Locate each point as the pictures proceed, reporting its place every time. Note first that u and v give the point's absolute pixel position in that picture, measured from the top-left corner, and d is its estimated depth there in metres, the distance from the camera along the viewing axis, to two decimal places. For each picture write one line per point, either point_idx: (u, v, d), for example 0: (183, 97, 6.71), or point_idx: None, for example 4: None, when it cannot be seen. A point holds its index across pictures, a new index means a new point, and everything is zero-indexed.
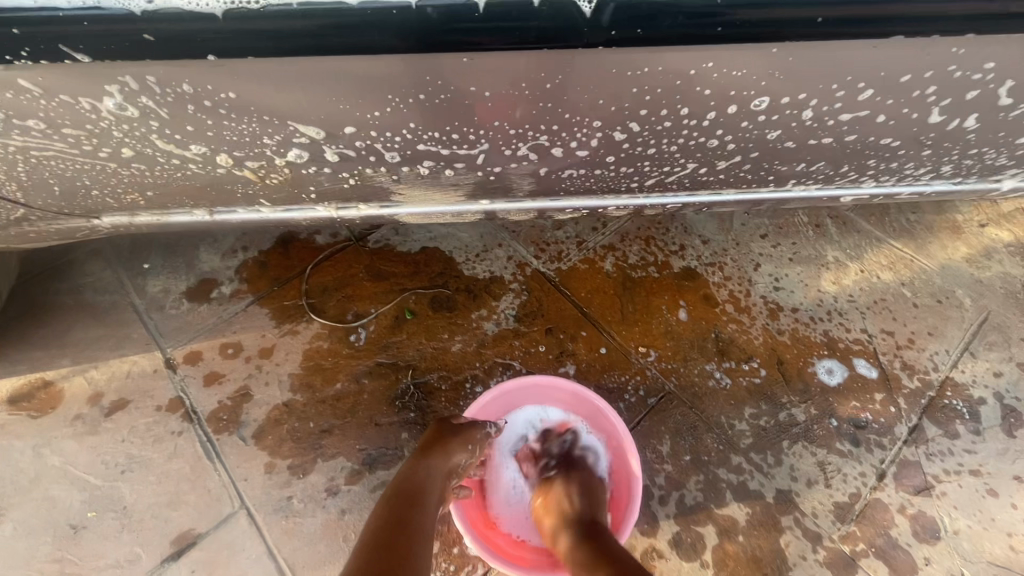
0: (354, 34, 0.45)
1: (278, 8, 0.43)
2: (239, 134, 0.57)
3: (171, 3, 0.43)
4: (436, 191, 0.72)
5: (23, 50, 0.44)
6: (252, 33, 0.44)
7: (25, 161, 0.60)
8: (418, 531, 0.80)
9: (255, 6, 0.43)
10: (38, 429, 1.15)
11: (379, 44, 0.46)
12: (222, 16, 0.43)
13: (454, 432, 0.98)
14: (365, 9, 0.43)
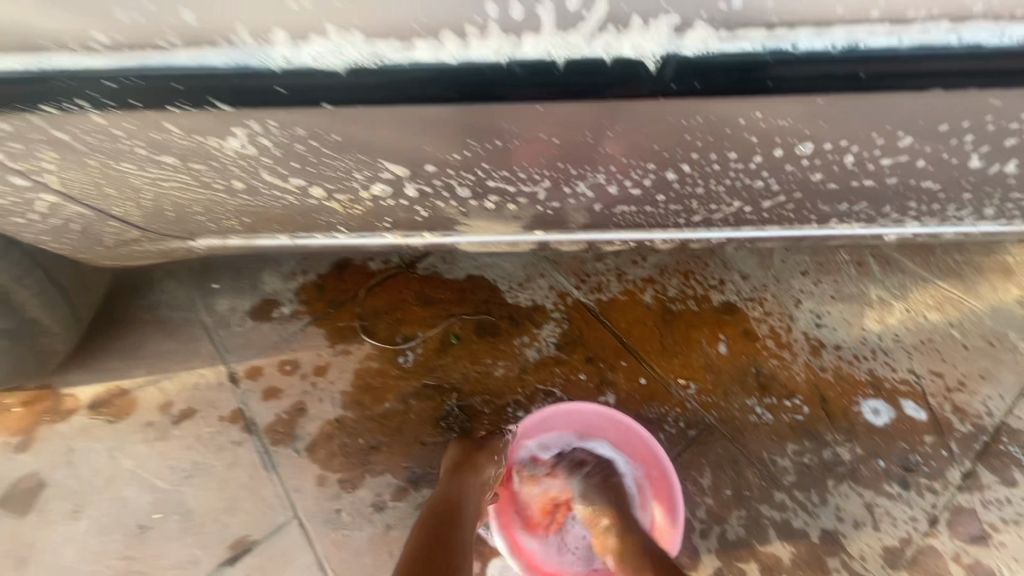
0: (446, 86, 0.51)
1: (390, 68, 0.49)
2: (335, 170, 0.65)
3: (305, 64, 0.49)
4: (498, 223, 0.79)
5: (181, 99, 0.53)
6: (368, 87, 0.51)
7: (151, 190, 0.70)
8: (457, 545, 0.84)
9: (373, 67, 0.49)
10: (113, 434, 1.25)
11: (464, 93, 0.51)
12: (346, 74, 0.50)
13: (482, 449, 1.03)
14: (461, 67, 0.49)
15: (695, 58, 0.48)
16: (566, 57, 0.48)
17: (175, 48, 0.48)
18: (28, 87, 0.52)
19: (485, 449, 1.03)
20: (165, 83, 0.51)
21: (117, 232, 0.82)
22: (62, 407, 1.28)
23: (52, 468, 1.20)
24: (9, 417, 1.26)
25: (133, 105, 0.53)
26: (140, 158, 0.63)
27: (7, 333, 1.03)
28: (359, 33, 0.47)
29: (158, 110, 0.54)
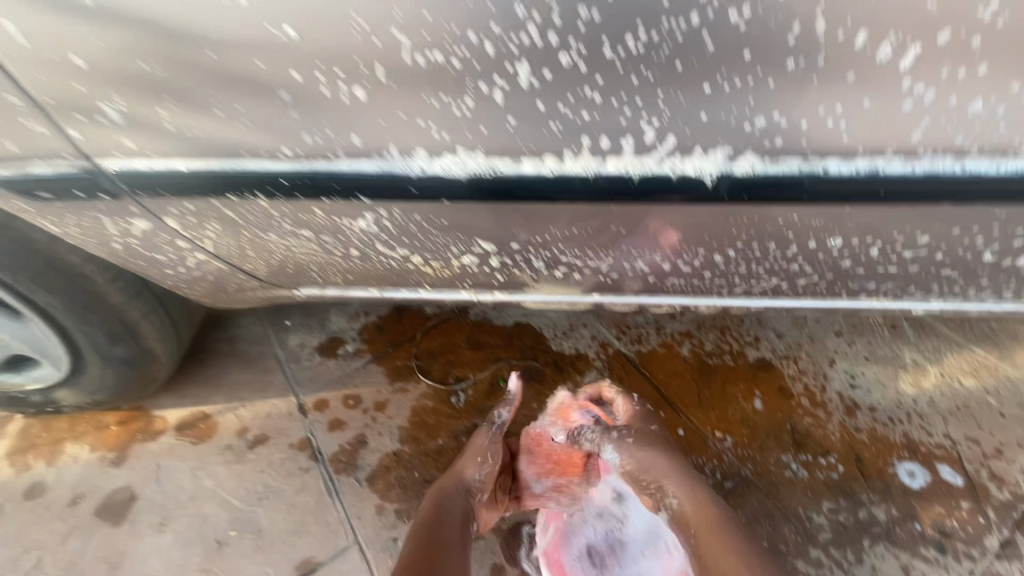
0: (542, 190, 0.64)
1: (501, 176, 0.62)
2: (435, 244, 0.79)
3: (435, 172, 0.63)
4: (561, 288, 0.91)
5: (333, 194, 0.67)
6: (480, 189, 0.64)
7: (281, 253, 0.85)
8: (447, 546, 0.96)
9: (488, 176, 0.62)
10: (196, 454, 1.38)
11: (555, 195, 0.64)
12: (465, 179, 0.63)
13: (470, 460, 1.15)
14: (557, 178, 0.62)
15: (744, 177, 0.60)
16: (640, 173, 0.60)
17: (337, 158, 0.63)
18: (220, 182, 0.68)
19: (473, 461, 1.15)
20: (325, 182, 0.65)
21: (238, 282, 0.98)
22: (153, 427, 1.42)
23: (142, 483, 1.34)
24: (107, 434, 1.42)
25: (296, 197, 0.68)
26: (283, 231, 0.78)
27: (127, 359, 1.19)
28: (481, 152, 0.60)
29: (313, 200, 0.69)
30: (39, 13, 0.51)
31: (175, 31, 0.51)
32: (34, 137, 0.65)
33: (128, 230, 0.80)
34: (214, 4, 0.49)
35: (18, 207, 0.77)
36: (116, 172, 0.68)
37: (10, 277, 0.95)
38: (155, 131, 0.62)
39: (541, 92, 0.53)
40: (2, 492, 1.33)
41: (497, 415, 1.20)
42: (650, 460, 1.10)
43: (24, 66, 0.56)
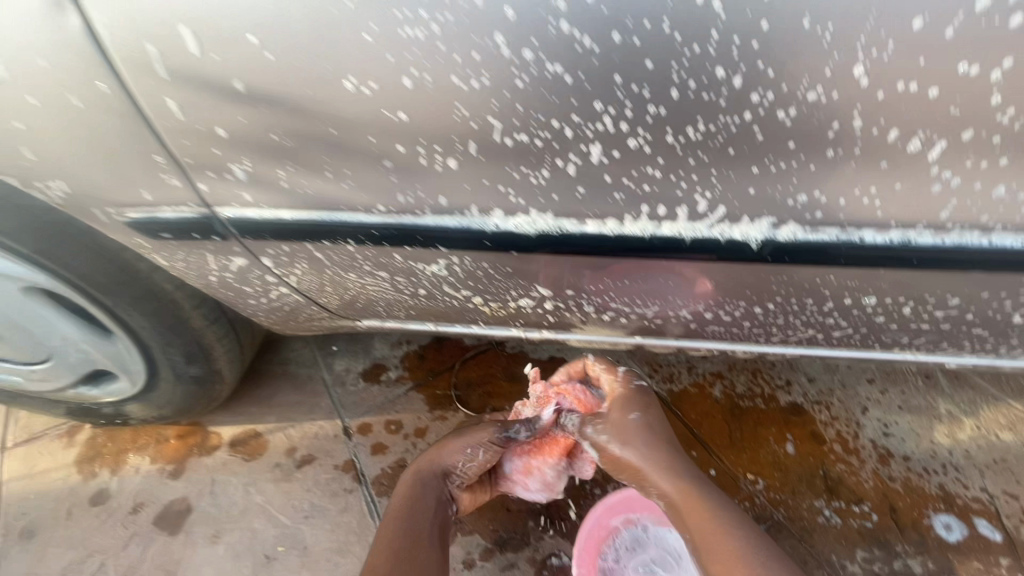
0: (602, 246, 0.72)
1: (567, 233, 0.71)
2: (497, 288, 0.87)
3: (509, 228, 0.72)
4: (606, 330, 0.97)
5: (417, 242, 0.76)
6: (547, 243, 0.72)
7: (354, 289, 0.94)
8: (419, 543, 1.00)
9: (556, 232, 0.71)
10: (248, 471, 1.46)
11: (614, 250, 0.72)
12: (535, 234, 0.72)
13: (451, 446, 1.16)
14: (617, 236, 0.70)
15: (786, 242, 0.66)
16: (692, 235, 0.68)
17: (422, 214, 0.72)
18: (317, 230, 0.78)
19: (456, 446, 1.15)
20: (411, 233, 0.75)
21: (309, 313, 1.07)
22: (208, 443, 1.51)
23: (198, 495, 1.42)
24: (167, 447, 1.51)
25: (383, 244, 0.78)
26: (361, 271, 0.88)
27: (198, 377, 1.29)
28: (550, 214, 0.69)
29: (396, 247, 0.78)
30: (199, 95, 0.63)
31: (307, 112, 0.62)
32: (166, 187, 0.76)
33: (226, 265, 0.91)
34: (345, 93, 0.59)
35: (136, 243, 0.88)
36: (229, 218, 0.79)
37: (112, 301, 1.05)
38: (270, 187, 0.73)
39: (609, 167, 0.62)
40: (71, 497, 1.43)
41: (514, 431, 1.14)
42: (633, 454, 1.06)
43: (174, 134, 0.68)
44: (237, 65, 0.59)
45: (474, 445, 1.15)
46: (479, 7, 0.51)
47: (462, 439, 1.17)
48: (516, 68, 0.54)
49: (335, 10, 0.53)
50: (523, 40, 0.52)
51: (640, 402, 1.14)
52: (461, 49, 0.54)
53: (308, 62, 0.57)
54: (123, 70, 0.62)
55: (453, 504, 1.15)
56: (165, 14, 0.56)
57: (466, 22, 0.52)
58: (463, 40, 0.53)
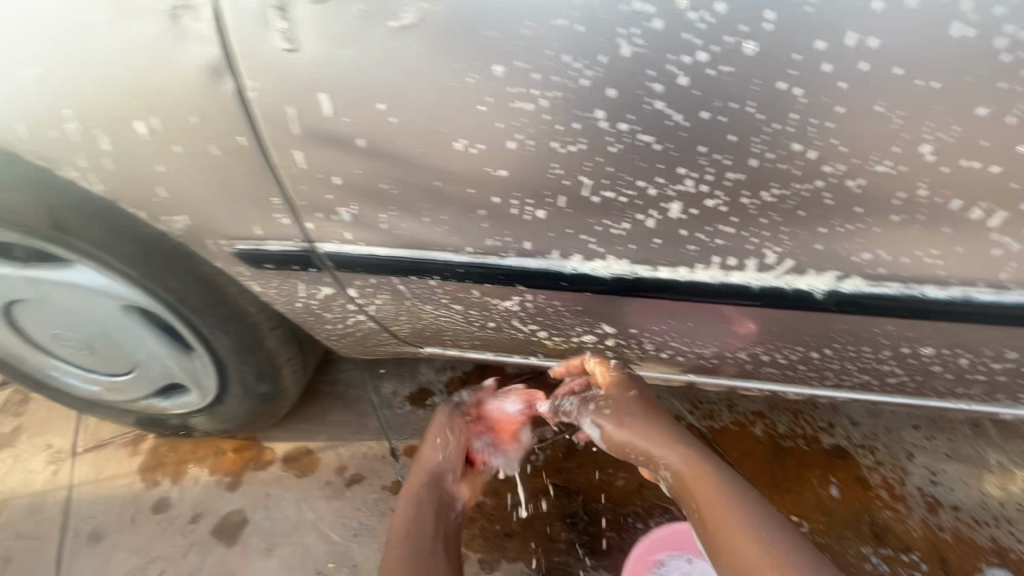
0: (671, 291, 0.77)
1: (640, 278, 0.77)
2: (563, 324, 0.93)
3: (586, 271, 0.78)
4: (662, 367, 1.02)
5: (497, 281, 0.83)
6: (620, 285, 0.79)
7: (427, 319, 1.01)
8: (423, 564, 0.94)
9: (630, 277, 0.77)
10: (300, 487, 1.52)
11: (683, 295, 0.78)
12: (609, 278, 0.78)
13: (429, 449, 1.13)
14: (686, 282, 0.75)
15: (849, 292, 0.71)
16: (759, 283, 0.73)
17: (506, 256, 0.79)
18: (406, 265, 0.86)
19: (433, 448, 1.13)
20: (493, 273, 0.82)
21: (378, 339, 1.15)
22: (263, 457, 1.58)
23: (254, 508, 1.48)
24: (224, 460, 1.57)
25: (465, 280, 0.85)
26: (438, 303, 0.95)
27: (264, 395, 1.37)
28: (626, 261, 0.75)
29: (477, 284, 0.86)
30: (324, 149, 0.72)
31: (417, 167, 0.70)
32: (277, 223, 0.85)
33: (314, 293, 0.99)
34: (454, 152, 0.68)
35: (237, 271, 0.97)
36: (327, 252, 0.88)
37: (202, 321, 1.14)
38: (371, 228, 0.81)
39: (685, 222, 0.69)
40: (135, 504, 1.50)
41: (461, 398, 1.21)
42: (630, 428, 0.93)
43: (294, 180, 0.77)
44: (363, 127, 0.68)
45: (446, 438, 1.14)
46: (585, 87, 0.58)
47: (435, 437, 1.14)
48: (611, 137, 0.62)
49: (458, 86, 0.61)
50: (620, 114, 0.60)
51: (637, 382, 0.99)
52: (564, 120, 0.62)
53: (427, 126, 0.66)
54: (262, 126, 0.71)
55: (455, 507, 1.10)
56: (309, 84, 0.65)
57: (572, 98, 0.60)
58: (567, 113, 0.61)
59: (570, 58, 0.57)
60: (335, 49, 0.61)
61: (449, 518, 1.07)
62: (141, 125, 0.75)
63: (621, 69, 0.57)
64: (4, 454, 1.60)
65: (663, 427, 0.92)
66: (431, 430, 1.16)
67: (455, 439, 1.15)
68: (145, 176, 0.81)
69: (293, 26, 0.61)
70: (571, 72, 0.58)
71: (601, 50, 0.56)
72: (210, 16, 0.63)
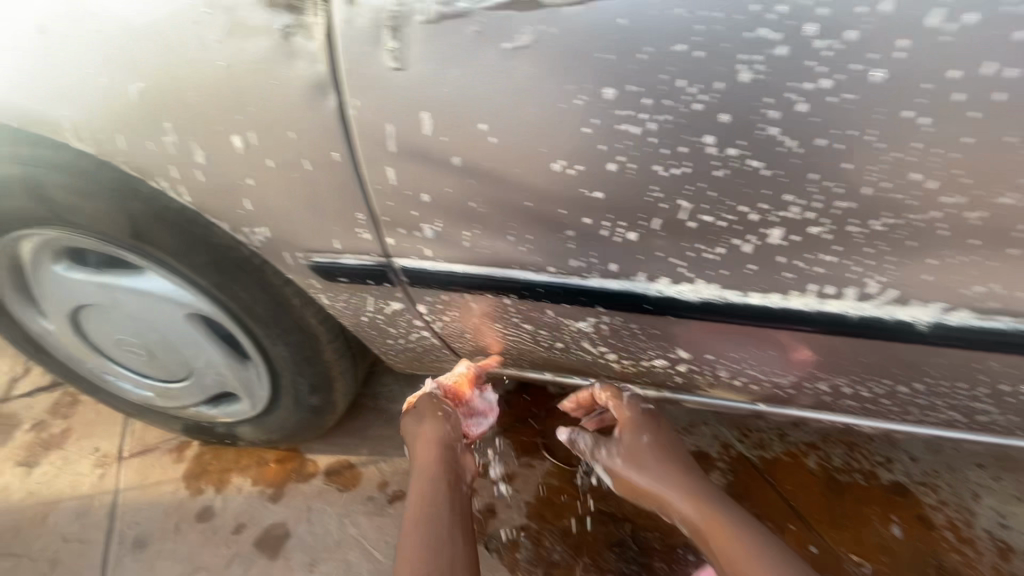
0: (760, 317, 0.76)
1: (728, 303, 0.75)
2: (636, 347, 0.91)
3: (672, 294, 0.77)
4: (731, 393, 0.99)
5: (576, 301, 0.83)
6: (706, 310, 0.77)
7: (494, 337, 1.00)
8: (441, 544, 0.94)
9: (718, 301, 0.75)
10: (342, 501, 1.51)
11: (771, 322, 0.76)
12: (696, 301, 0.76)
13: (430, 427, 1.11)
14: (778, 309, 0.74)
15: (953, 324, 0.69)
16: (856, 311, 0.71)
17: (590, 276, 0.79)
18: (484, 283, 0.85)
19: (431, 425, 1.11)
20: (574, 293, 0.81)
21: (437, 356, 1.14)
22: (305, 469, 1.57)
23: (296, 521, 1.47)
24: (267, 470, 1.57)
25: (543, 299, 0.85)
26: (509, 321, 0.94)
27: (314, 406, 1.37)
28: (716, 285, 0.74)
29: (554, 303, 0.85)
30: (417, 166, 0.72)
31: (509, 185, 0.70)
32: (357, 238, 0.85)
33: (382, 308, 0.99)
34: (550, 171, 0.67)
35: (309, 283, 0.98)
36: (404, 267, 0.88)
37: (265, 331, 1.15)
38: (452, 244, 0.81)
39: (784, 249, 0.67)
40: (179, 512, 1.50)
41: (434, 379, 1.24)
42: (644, 475, 1.06)
43: (381, 196, 0.77)
44: (459, 145, 0.68)
45: (444, 414, 1.13)
46: (697, 110, 0.58)
47: (431, 414, 1.13)
48: (717, 161, 0.61)
49: (564, 107, 0.61)
50: (730, 139, 0.59)
51: (653, 420, 1.09)
52: (671, 143, 0.61)
53: (526, 146, 0.66)
54: (357, 142, 0.72)
55: (465, 480, 1.09)
56: (411, 102, 0.66)
57: (681, 121, 0.59)
58: (675, 136, 0.60)
59: (685, 83, 0.56)
60: (444, 69, 0.62)
61: (461, 492, 1.06)
62: (237, 138, 0.76)
63: (736, 94, 0.56)
64: (52, 456, 1.62)
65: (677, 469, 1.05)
66: (422, 409, 1.15)
67: (451, 413, 1.14)
68: (232, 188, 0.83)
69: (403, 46, 0.62)
70: (685, 95, 0.57)
71: (718, 76, 0.55)
72: (323, 35, 0.64)
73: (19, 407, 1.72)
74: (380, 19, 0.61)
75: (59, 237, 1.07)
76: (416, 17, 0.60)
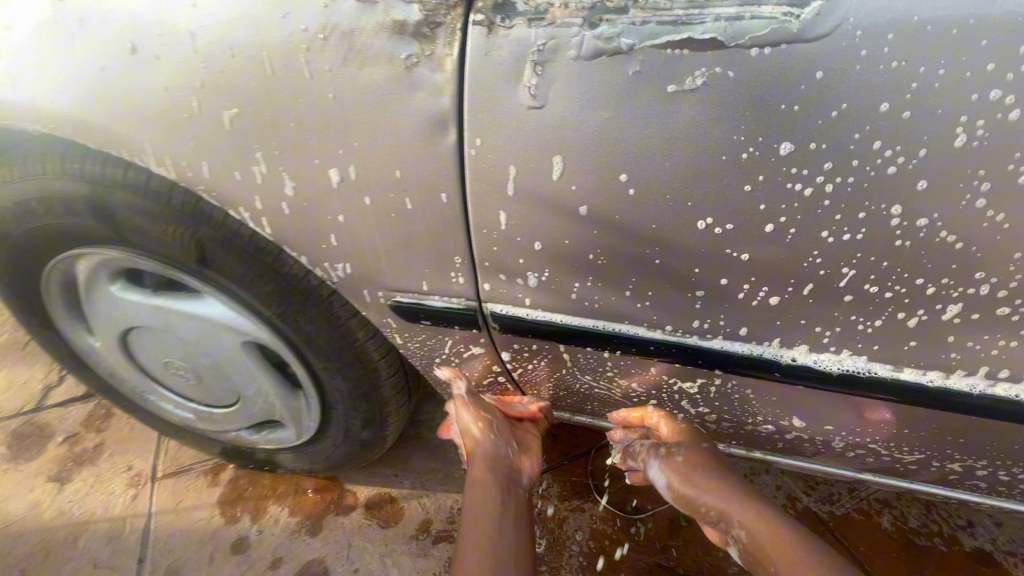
0: (912, 393, 0.69)
1: (877, 378, 0.69)
2: (746, 410, 0.84)
3: (808, 363, 0.70)
4: (837, 463, 0.91)
5: (692, 361, 0.76)
6: (845, 382, 0.70)
7: (579, 386, 0.93)
8: (506, 553, 0.88)
9: (863, 375, 0.69)
10: (385, 539, 1.43)
11: (922, 401, 0.70)
12: (836, 373, 0.70)
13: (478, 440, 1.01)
14: (938, 388, 0.67)
15: None
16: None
17: (712, 337, 0.72)
18: (586, 334, 0.78)
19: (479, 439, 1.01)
20: (692, 357, 0.75)
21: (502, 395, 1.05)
22: (345, 501, 1.49)
23: (335, 558, 1.39)
24: (305, 500, 1.50)
25: (651, 356, 0.78)
26: (602, 373, 0.87)
27: (365, 441, 1.29)
28: (863, 358, 0.68)
29: (665, 362, 0.78)
30: (535, 211, 0.66)
31: (640, 239, 0.64)
32: (449, 280, 0.79)
33: (460, 351, 0.93)
34: (692, 227, 0.61)
35: (385, 322, 0.91)
36: (496, 312, 0.80)
37: (324, 363, 1.08)
38: (558, 294, 0.75)
39: (956, 327, 0.62)
40: (213, 542, 1.42)
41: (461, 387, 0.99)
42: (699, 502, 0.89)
43: (487, 240, 0.71)
44: (591, 192, 0.62)
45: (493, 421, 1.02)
46: (889, 175, 0.53)
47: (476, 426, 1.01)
48: (900, 230, 0.56)
49: (726, 159, 0.56)
50: (921, 208, 0.54)
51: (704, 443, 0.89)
52: (848, 210, 0.56)
53: (670, 199, 0.60)
54: (471, 184, 0.65)
55: (521, 484, 1.03)
56: (545, 144, 0.60)
57: (866, 186, 0.54)
58: (857, 201, 0.55)
59: (881, 144, 0.51)
60: (590, 112, 0.57)
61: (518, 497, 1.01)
62: (334, 172, 0.70)
63: (940, 160, 0.51)
64: (84, 472, 1.56)
65: (726, 497, 0.87)
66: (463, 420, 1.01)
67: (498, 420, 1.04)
68: (318, 223, 0.77)
69: (545, 82, 0.57)
70: (878, 158, 0.52)
71: (923, 139, 0.51)
72: (454, 67, 0.59)
73: (51, 418, 1.67)
74: (524, 52, 0.56)
75: (120, 258, 1.01)
76: (569, 51, 0.55)
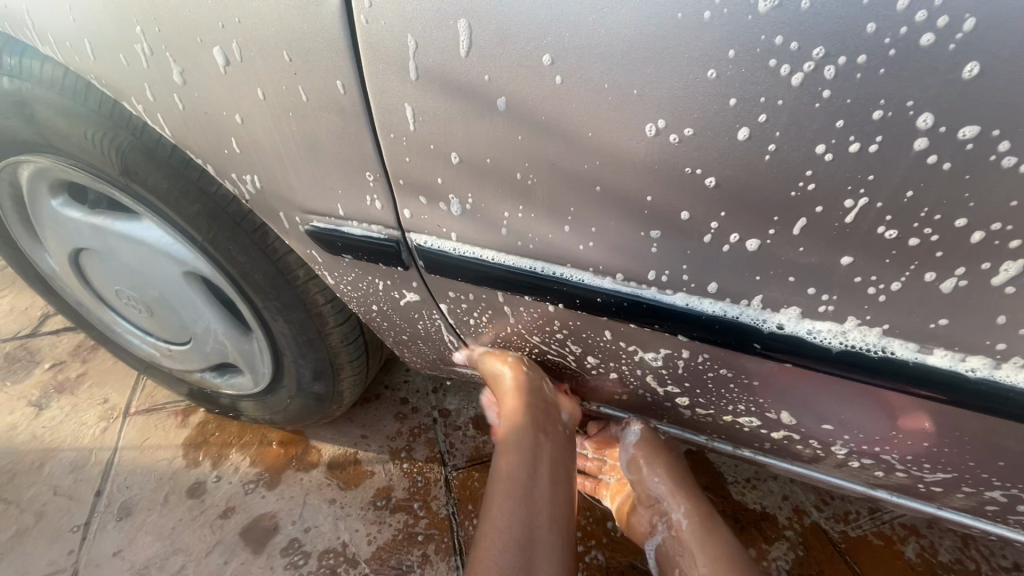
0: (943, 387, 0.51)
1: (893, 360, 0.51)
2: (722, 395, 0.68)
3: (798, 333, 0.54)
4: (840, 473, 0.73)
5: (651, 323, 0.60)
6: (848, 363, 0.53)
7: (530, 350, 0.79)
8: (537, 505, 0.80)
9: (872, 354, 0.52)
10: (341, 501, 1.34)
11: (957, 400, 0.52)
12: (835, 349, 0.53)
13: (511, 383, 0.83)
14: (984, 384, 0.50)
15: None
16: None
17: (673, 292, 0.56)
18: (522, 281, 0.63)
19: (515, 384, 0.83)
20: (651, 317, 0.59)
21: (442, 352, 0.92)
22: (308, 458, 1.42)
23: (287, 515, 1.32)
24: (269, 453, 1.43)
25: (602, 314, 0.62)
26: (553, 336, 0.72)
27: (319, 395, 1.20)
28: (877, 332, 0.51)
29: (620, 322, 0.63)
30: (444, 107, 0.51)
31: (577, 149, 0.49)
32: (365, 204, 0.65)
33: (394, 297, 0.81)
34: (638, 131, 0.46)
35: (312, 255, 0.79)
36: (422, 247, 0.67)
37: (263, 303, 0.97)
38: (487, 226, 0.60)
39: (1010, 302, 0.44)
40: (170, 483, 1.38)
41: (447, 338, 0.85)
42: (644, 481, 0.92)
43: (395, 147, 0.57)
44: (507, 76, 0.46)
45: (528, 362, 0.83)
46: (920, 55, 0.36)
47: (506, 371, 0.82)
48: (929, 142, 0.39)
49: (682, 19, 0.39)
50: (968, 110, 0.37)
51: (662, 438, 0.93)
52: (856, 110, 0.39)
53: (608, 87, 0.44)
54: (368, 67, 0.51)
55: (560, 424, 0.89)
56: (446, 6, 0.45)
57: (883, 73, 0.37)
58: (870, 95, 0.38)
59: (911, 2, 0.35)
60: None
61: (556, 442, 0.88)
62: (217, 51, 0.57)
63: (1004, 28, 0.34)
64: (63, 399, 1.55)
65: (671, 485, 0.90)
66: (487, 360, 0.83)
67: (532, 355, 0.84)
68: (214, 124, 0.65)
69: None
70: (904, 26, 0.35)
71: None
72: None
73: (44, 343, 1.67)
74: None
75: (51, 167, 0.93)
76: None
